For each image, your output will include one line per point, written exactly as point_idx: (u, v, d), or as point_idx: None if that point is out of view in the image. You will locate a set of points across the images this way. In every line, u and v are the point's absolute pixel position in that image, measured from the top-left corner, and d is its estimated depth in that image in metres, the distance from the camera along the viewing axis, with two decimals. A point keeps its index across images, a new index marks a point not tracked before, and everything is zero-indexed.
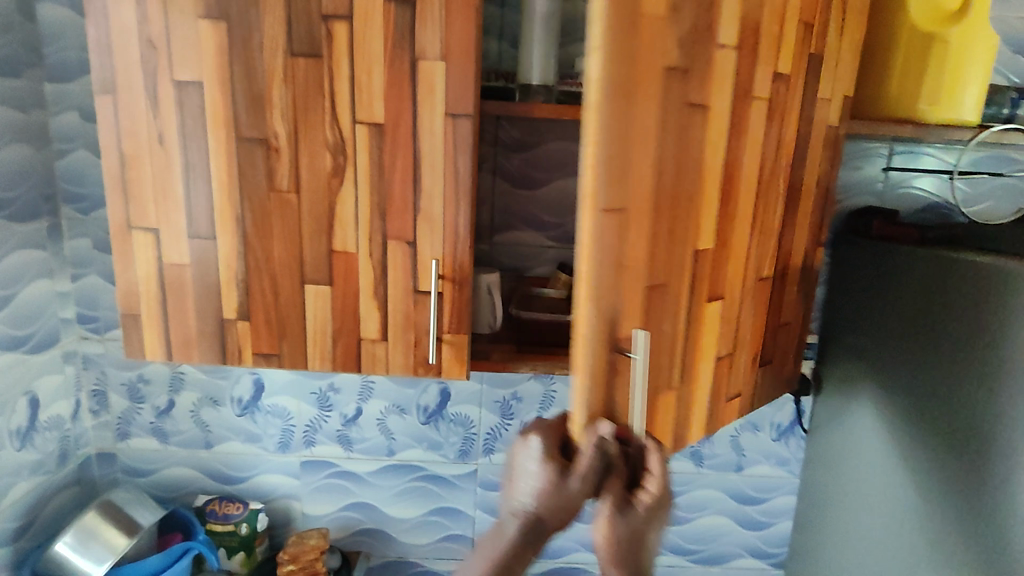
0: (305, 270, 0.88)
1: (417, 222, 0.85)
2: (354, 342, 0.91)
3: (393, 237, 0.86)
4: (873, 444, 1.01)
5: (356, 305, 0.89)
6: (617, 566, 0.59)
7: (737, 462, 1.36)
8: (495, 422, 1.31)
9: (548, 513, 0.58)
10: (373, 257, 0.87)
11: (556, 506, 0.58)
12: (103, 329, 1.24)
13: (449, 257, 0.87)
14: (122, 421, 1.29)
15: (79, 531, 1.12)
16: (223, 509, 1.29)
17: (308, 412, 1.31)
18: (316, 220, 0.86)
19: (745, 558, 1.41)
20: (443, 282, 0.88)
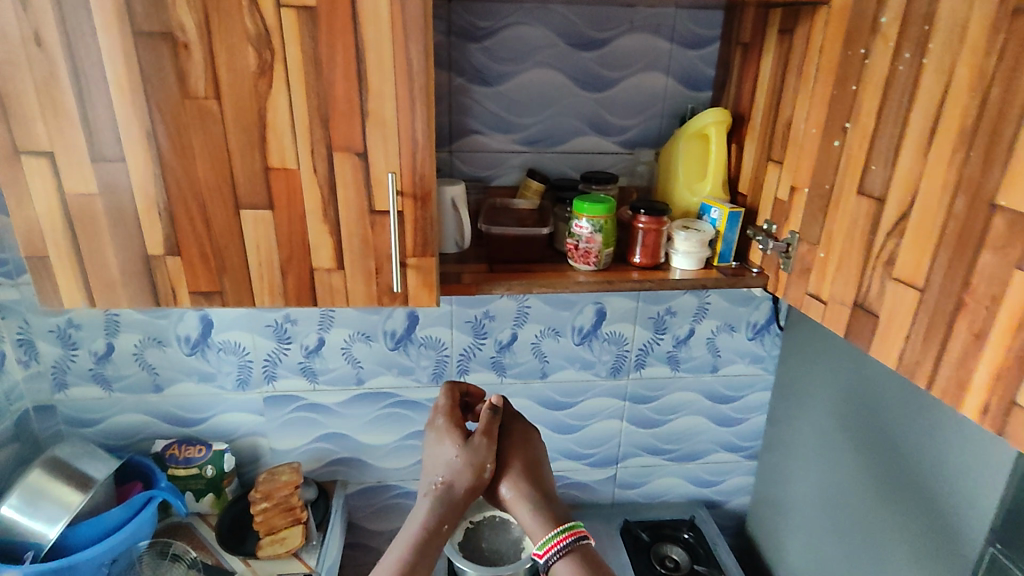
0: (239, 192, 0.75)
1: (368, 128, 0.73)
2: (306, 272, 0.80)
3: (343, 148, 0.74)
4: (851, 463, 1.11)
5: (305, 230, 0.78)
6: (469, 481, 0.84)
7: (713, 364, 1.35)
8: (468, 342, 1.25)
9: (456, 470, 0.84)
10: (319, 172, 0.75)
11: (464, 463, 0.85)
12: (16, 274, 1.09)
13: (408, 168, 0.76)
14: (57, 369, 1.18)
15: (25, 491, 1.03)
16: (185, 453, 1.22)
17: (266, 346, 1.21)
18: (247, 133, 0.73)
19: (720, 454, 1.44)
20: (402, 199, 0.77)
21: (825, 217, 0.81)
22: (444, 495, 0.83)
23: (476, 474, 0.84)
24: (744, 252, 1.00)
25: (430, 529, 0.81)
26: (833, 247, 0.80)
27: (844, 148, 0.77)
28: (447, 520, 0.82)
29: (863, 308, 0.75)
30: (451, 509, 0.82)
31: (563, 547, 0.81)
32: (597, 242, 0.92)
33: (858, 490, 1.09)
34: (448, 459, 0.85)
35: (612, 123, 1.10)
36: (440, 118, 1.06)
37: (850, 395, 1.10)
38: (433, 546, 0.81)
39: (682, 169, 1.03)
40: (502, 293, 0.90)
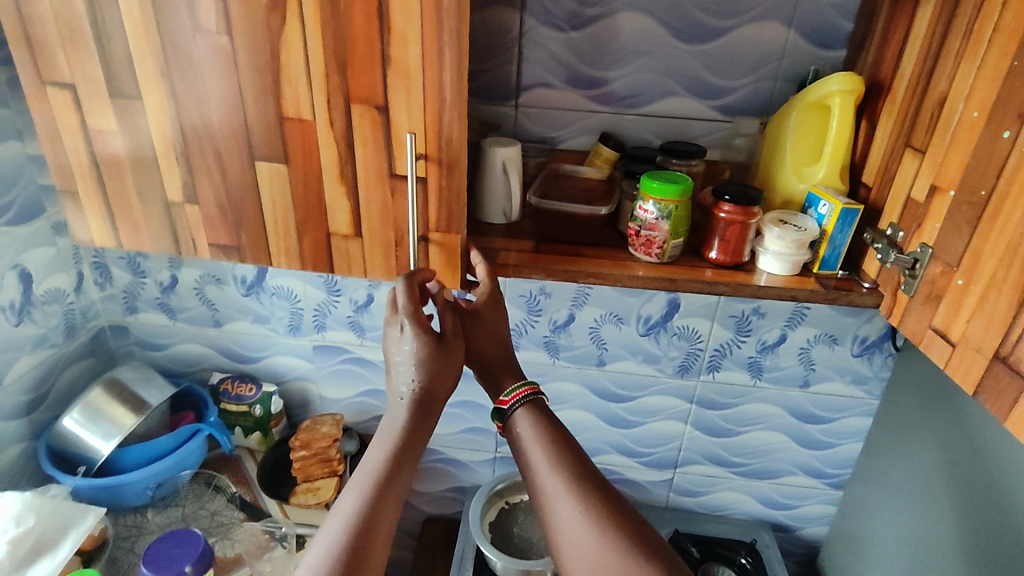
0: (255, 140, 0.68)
1: (389, 78, 0.63)
2: (323, 237, 0.73)
3: (362, 99, 0.64)
4: (948, 526, 0.93)
5: (321, 190, 0.70)
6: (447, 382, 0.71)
7: (804, 377, 1.15)
8: (520, 318, 1.15)
9: (432, 374, 0.69)
10: (336, 125, 0.66)
11: (438, 364, 0.70)
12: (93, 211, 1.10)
13: (431, 129, 0.65)
14: (128, 295, 1.23)
15: (86, 408, 1.07)
16: (236, 390, 1.23)
17: (317, 296, 1.18)
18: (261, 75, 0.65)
19: (798, 477, 1.26)
20: (424, 163, 0.66)
21: (973, 235, 0.60)
22: (422, 399, 0.69)
23: (452, 369, 0.71)
24: (856, 259, 0.80)
25: (411, 432, 0.68)
26: (978, 275, 0.59)
27: (1016, 143, 0.56)
28: (427, 422, 0.70)
29: (1007, 363, 0.56)
30: (430, 411, 0.70)
31: (527, 400, 0.75)
32: (664, 231, 0.76)
33: (954, 554, 0.91)
34: (417, 361, 0.69)
35: (711, 83, 0.91)
36: (505, 67, 0.93)
37: (959, 445, 0.91)
38: (416, 452, 0.68)
39: (789, 148, 0.83)
40: (543, 280, 0.78)
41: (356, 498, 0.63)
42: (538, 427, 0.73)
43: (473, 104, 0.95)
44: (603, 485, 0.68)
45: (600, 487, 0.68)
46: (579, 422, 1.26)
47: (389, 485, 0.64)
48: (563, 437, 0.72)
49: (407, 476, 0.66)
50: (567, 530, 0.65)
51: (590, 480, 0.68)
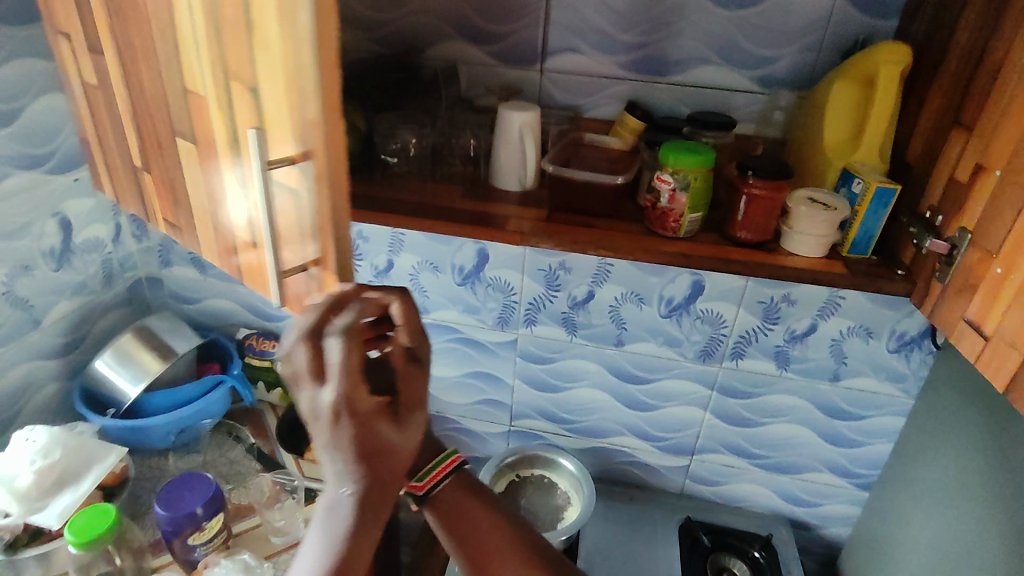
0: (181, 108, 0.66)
1: (250, 54, 0.52)
2: (226, 227, 0.69)
3: (218, 66, 0.57)
4: (981, 538, 0.88)
5: (218, 176, 0.65)
6: (394, 463, 0.62)
7: (834, 371, 1.10)
8: (539, 292, 1.13)
9: (378, 462, 0.61)
10: (221, 104, 0.59)
11: (382, 444, 0.61)
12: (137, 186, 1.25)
13: (287, 126, 0.53)
14: (163, 248, 1.27)
15: (117, 352, 1.12)
16: (261, 345, 1.26)
17: None
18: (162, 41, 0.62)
19: (822, 474, 1.21)
20: (281, 167, 0.56)
21: (1015, 218, 0.55)
22: (364, 497, 0.61)
23: (402, 454, 0.62)
24: (890, 245, 0.75)
25: (355, 531, 0.62)
26: (1017, 263, 0.54)
27: None
28: (372, 517, 0.63)
29: None
30: (377, 508, 0.62)
31: (442, 476, 0.75)
32: (681, 204, 0.73)
33: (992, 564, 0.84)
34: (359, 454, 0.59)
35: (750, 52, 0.85)
36: (532, 29, 0.90)
37: (1000, 453, 0.86)
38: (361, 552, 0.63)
39: (827, 123, 0.77)
40: (552, 249, 0.76)
41: None
42: (455, 493, 0.75)
43: (497, 68, 0.93)
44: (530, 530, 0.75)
45: (529, 534, 0.74)
46: (594, 401, 1.24)
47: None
48: (477, 492, 0.76)
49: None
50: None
51: (521, 528, 0.74)
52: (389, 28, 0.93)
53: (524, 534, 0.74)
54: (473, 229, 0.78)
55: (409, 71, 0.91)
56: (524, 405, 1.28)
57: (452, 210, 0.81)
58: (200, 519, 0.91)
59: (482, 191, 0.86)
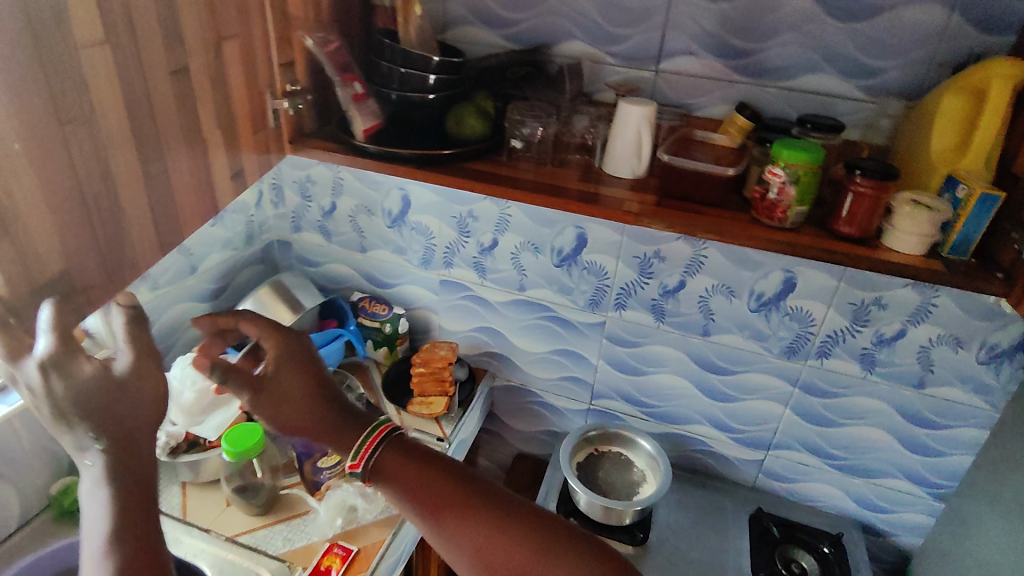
0: (182, 153, 0.66)
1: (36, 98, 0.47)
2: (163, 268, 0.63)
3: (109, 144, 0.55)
4: None
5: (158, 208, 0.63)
6: (131, 416, 0.57)
7: (919, 378, 1.12)
8: (632, 278, 1.21)
9: (118, 424, 0.56)
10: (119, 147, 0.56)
11: (124, 397, 0.56)
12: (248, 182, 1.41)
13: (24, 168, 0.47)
14: (295, 215, 1.43)
15: (256, 301, 1.29)
16: (373, 308, 1.40)
17: (449, 235, 1.32)
18: (217, 89, 0.73)
19: (897, 481, 1.23)
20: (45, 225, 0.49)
21: None
22: (124, 463, 0.57)
23: (140, 402, 0.57)
24: (989, 251, 0.79)
25: (121, 517, 0.57)
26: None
27: None
28: (138, 495, 0.58)
29: None
30: (143, 474, 0.58)
31: (378, 450, 0.72)
32: (790, 196, 0.79)
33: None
34: (92, 421, 0.54)
35: (860, 61, 0.90)
36: (652, 32, 0.98)
37: None
38: (144, 529, 0.58)
39: (935, 131, 0.81)
40: (662, 230, 0.84)
41: None
42: (397, 466, 0.72)
43: (616, 67, 1.02)
44: (495, 490, 0.71)
45: (492, 494, 0.71)
46: (674, 388, 1.30)
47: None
48: (428, 459, 0.73)
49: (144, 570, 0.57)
50: (488, 541, 0.67)
51: (483, 490, 0.71)
52: (521, 26, 1.04)
53: (486, 494, 0.71)
54: (589, 207, 0.86)
55: (537, 66, 1.02)
56: (606, 385, 1.36)
57: (568, 190, 0.91)
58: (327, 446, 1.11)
59: (595, 176, 0.95)
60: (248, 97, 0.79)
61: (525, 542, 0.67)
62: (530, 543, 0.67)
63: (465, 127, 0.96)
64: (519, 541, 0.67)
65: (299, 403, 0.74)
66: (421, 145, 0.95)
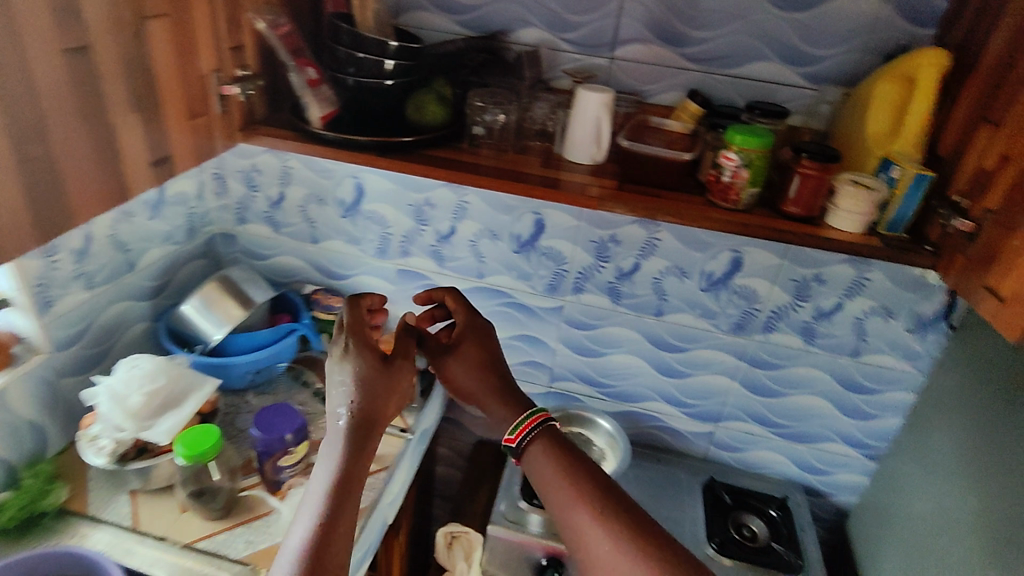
0: (66, 129, 0.63)
1: None
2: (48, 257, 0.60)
3: None
4: (977, 493, 1.00)
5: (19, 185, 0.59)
6: (367, 398, 0.80)
7: (854, 348, 1.21)
8: (589, 262, 1.24)
9: (360, 400, 0.80)
10: None
11: (366, 390, 0.81)
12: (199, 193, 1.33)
13: None
14: (241, 206, 1.38)
15: (202, 298, 1.23)
16: (326, 301, 1.36)
17: (405, 224, 1.30)
18: (133, 68, 0.69)
19: (836, 444, 1.32)
20: None
21: None
22: (358, 428, 0.79)
23: (378, 395, 0.81)
24: (920, 228, 0.86)
25: (337, 485, 0.76)
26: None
27: None
28: (356, 466, 0.77)
29: None
30: (365, 442, 0.79)
31: (530, 440, 0.88)
32: (743, 179, 0.83)
33: (999, 512, 0.94)
34: (351, 388, 0.81)
35: (802, 51, 0.96)
36: (606, 20, 1.00)
37: (999, 418, 0.98)
38: (352, 493, 0.76)
39: (871, 116, 0.87)
40: (623, 214, 0.87)
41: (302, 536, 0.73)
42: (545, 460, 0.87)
43: (573, 54, 1.04)
44: (620, 515, 0.81)
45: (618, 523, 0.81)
46: (629, 367, 1.35)
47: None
48: (573, 468, 0.86)
49: (341, 528, 0.74)
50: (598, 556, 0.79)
51: (611, 517, 0.81)
52: (476, 12, 1.04)
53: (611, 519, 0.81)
54: (552, 193, 0.88)
55: (494, 53, 1.02)
56: (565, 368, 1.39)
57: (528, 176, 0.92)
58: (289, 443, 1.04)
59: (555, 162, 0.97)
60: (171, 75, 0.76)
61: (649, 557, 0.78)
62: (641, 569, 0.78)
63: (426, 113, 0.95)
64: (632, 564, 0.78)
65: (470, 368, 0.95)
66: (382, 132, 0.94)
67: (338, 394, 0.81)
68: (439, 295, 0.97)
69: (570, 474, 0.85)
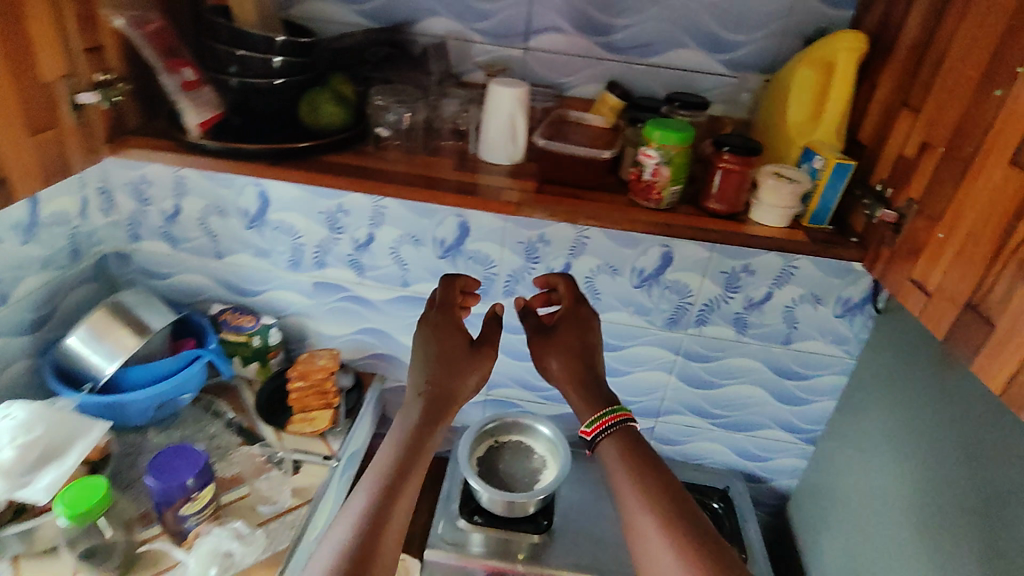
0: None
1: None
2: None
3: None
4: (908, 474, 1.01)
5: None
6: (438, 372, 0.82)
7: (786, 336, 1.20)
8: (518, 264, 1.18)
9: (433, 374, 0.82)
10: None
11: (441, 365, 0.83)
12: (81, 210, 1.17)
13: None
14: (133, 222, 1.24)
15: (91, 328, 1.10)
16: (236, 320, 1.26)
17: (318, 233, 1.20)
18: None
19: (774, 431, 1.32)
20: None
21: (957, 189, 0.64)
22: (433, 402, 0.80)
23: (457, 373, 0.83)
24: (844, 218, 0.84)
25: (406, 453, 0.75)
26: (957, 230, 0.63)
27: (1006, 100, 0.58)
28: (426, 440, 0.77)
29: (976, 310, 0.60)
30: (439, 414, 0.79)
31: (606, 435, 0.81)
32: (664, 176, 0.79)
33: (933, 493, 0.95)
34: (427, 363, 0.83)
35: (721, 37, 0.92)
36: (517, 8, 0.93)
37: (924, 400, 0.99)
38: (418, 468, 0.75)
39: (791, 104, 0.84)
40: (544, 219, 0.81)
41: (364, 501, 0.71)
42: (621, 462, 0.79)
43: (485, 45, 0.96)
44: (691, 529, 0.72)
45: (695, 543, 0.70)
46: None
47: (375, 549, 0.68)
48: (649, 473, 0.77)
49: (404, 500, 0.72)
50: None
51: (688, 535, 0.71)
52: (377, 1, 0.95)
53: (686, 537, 0.71)
54: (467, 199, 0.81)
55: (398, 46, 0.94)
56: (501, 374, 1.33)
57: (443, 181, 0.84)
58: (190, 490, 0.94)
59: (471, 163, 0.90)
60: None
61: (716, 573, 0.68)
62: None
63: (322, 115, 0.86)
64: None
65: (565, 350, 0.89)
66: (274, 138, 0.85)
67: (416, 363, 0.84)
68: (555, 280, 0.98)
69: (640, 474, 0.77)
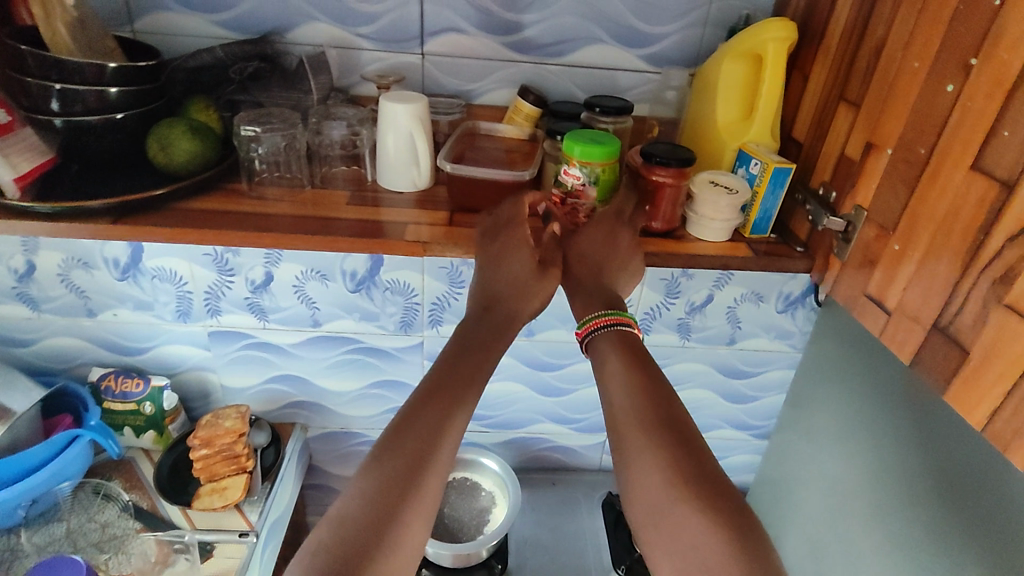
0: None
1: None
2: None
3: None
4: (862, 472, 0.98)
5: None
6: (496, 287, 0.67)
7: (731, 336, 1.14)
8: (442, 290, 1.06)
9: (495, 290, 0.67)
10: None
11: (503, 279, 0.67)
12: None
13: None
14: None
15: None
16: (121, 386, 1.08)
17: (205, 277, 1.04)
18: None
19: (726, 431, 1.28)
20: None
21: (909, 196, 0.57)
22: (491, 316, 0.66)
23: (516, 294, 0.67)
24: (786, 223, 0.77)
25: (459, 363, 0.62)
26: (915, 240, 0.57)
27: (960, 98, 0.52)
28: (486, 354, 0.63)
29: (944, 333, 0.54)
30: (500, 329, 0.66)
31: (602, 332, 0.65)
32: (590, 198, 0.73)
33: (888, 488, 0.92)
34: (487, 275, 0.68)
35: (637, 30, 0.83)
36: (407, 8, 0.80)
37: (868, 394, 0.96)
38: (477, 381, 0.62)
39: (720, 101, 0.76)
40: (458, 256, 0.72)
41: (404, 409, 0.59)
42: (618, 359, 0.63)
43: (374, 52, 0.83)
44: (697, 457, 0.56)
45: (706, 476, 0.54)
46: (509, 394, 1.20)
47: (414, 486, 0.54)
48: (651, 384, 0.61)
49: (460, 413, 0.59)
50: (657, 518, 0.54)
51: (689, 459, 0.55)
52: (239, 8, 0.80)
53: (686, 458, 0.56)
54: (367, 241, 0.69)
55: (269, 60, 0.79)
56: None
57: (337, 221, 0.72)
58: None
59: (370, 194, 0.77)
60: None
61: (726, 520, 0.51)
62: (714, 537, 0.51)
63: (175, 153, 0.70)
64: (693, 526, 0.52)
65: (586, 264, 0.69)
66: (118, 189, 0.69)
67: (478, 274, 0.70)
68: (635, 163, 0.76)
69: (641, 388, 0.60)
